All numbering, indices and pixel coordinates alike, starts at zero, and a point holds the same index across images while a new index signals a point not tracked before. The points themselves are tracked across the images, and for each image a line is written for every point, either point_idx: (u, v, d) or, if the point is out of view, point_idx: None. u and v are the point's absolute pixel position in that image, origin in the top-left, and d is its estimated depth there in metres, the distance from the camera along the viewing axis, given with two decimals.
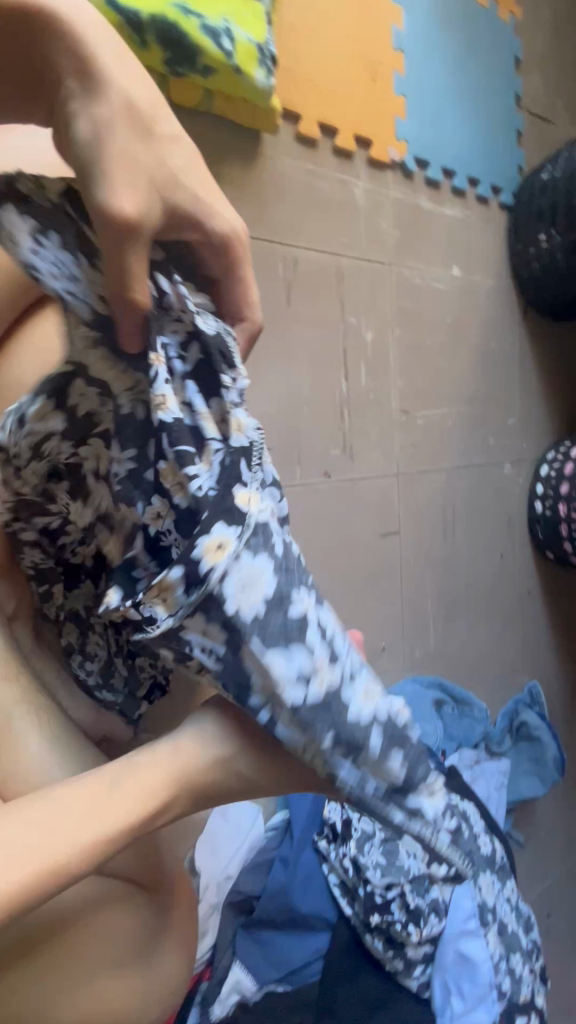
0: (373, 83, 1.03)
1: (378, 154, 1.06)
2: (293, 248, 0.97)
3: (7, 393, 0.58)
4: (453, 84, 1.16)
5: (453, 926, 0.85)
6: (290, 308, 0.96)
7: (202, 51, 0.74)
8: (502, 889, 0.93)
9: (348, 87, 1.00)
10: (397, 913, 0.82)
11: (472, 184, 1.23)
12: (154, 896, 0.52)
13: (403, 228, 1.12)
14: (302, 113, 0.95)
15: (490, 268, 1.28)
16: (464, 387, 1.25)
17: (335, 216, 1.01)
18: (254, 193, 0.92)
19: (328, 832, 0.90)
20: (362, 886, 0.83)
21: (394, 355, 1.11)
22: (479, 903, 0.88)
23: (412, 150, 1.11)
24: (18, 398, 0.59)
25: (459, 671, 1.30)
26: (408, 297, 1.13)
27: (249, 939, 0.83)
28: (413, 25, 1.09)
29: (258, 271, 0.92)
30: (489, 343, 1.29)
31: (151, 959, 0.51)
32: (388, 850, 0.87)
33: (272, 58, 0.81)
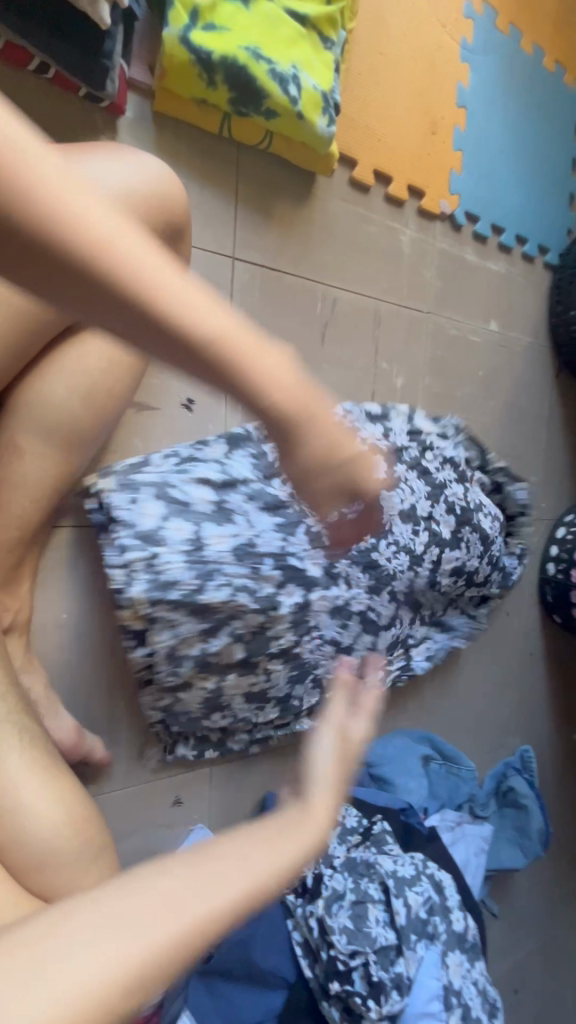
0: (433, 136, 1.04)
1: (430, 204, 1.06)
2: (334, 289, 0.97)
3: (36, 415, 0.62)
4: (511, 143, 1.17)
5: (415, 1005, 0.80)
6: (324, 347, 0.96)
7: (266, 95, 0.75)
8: (470, 970, 0.87)
9: (407, 138, 1.01)
10: (358, 984, 0.78)
11: (520, 241, 1.23)
12: None
13: (446, 279, 1.12)
14: (358, 159, 0.96)
15: (528, 325, 1.28)
16: (489, 440, 1.24)
17: (379, 261, 1.02)
18: (301, 231, 0.92)
19: (297, 885, 0.87)
20: (325, 949, 0.80)
21: (422, 403, 1.11)
22: (444, 983, 0.83)
23: (464, 204, 1.11)
24: (45, 419, 0.63)
25: (450, 727, 1.26)
26: (443, 347, 1.13)
27: (203, 987, 0.79)
28: (478, 83, 1.10)
29: (296, 308, 0.93)
30: (518, 399, 1.28)
31: None
32: (356, 915, 0.83)
33: (335, 108, 0.82)
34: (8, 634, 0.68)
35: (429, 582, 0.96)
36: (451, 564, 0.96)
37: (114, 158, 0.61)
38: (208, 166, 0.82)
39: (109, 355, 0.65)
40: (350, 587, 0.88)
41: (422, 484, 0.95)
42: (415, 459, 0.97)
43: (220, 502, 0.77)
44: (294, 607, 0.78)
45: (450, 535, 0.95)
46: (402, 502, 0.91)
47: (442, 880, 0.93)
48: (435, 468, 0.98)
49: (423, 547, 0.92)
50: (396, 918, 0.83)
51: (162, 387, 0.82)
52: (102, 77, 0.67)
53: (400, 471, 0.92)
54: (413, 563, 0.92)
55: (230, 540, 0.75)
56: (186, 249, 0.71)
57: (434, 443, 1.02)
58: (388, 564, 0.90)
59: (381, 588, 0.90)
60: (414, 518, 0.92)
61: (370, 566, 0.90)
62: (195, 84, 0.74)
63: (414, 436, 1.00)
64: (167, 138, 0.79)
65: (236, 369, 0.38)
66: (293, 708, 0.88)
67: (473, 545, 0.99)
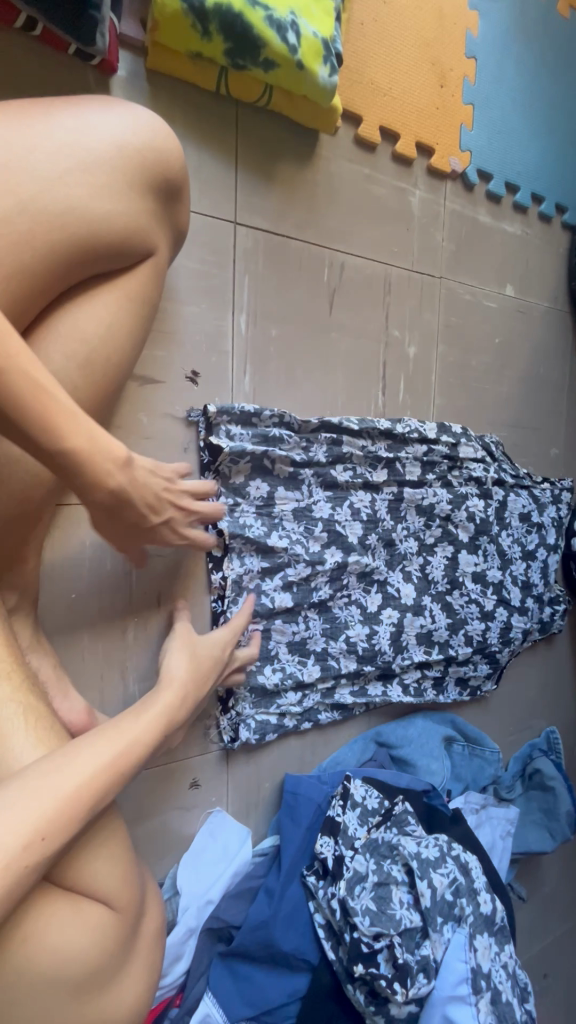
0: (441, 90, 0.99)
1: (440, 162, 1.01)
2: (341, 254, 0.93)
3: None
4: (524, 96, 1.11)
5: (442, 987, 0.77)
6: (333, 316, 0.93)
7: (264, 44, 0.71)
8: (499, 953, 0.84)
9: (413, 92, 0.96)
10: (383, 967, 0.76)
11: (536, 201, 1.18)
12: (127, 915, 0.55)
13: (458, 242, 1.07)
14: (363, 115, 0.91)
15: (546, 290, 1.22)
16: (507, 411, 1.19)
17: (388, 223, 0.97)
18: (306, 194, 0.89)
19: (318, 867, 0.85)
20: (348, 931, 0.78)
21: (437, 373, 1.07)
22: (473, 967, 0.79)
23: (476, 161, 1.06)
24: None
25: (472, 708, 1.23)
26: (457, 314, 1.08)
27: (224, 968, 0.78)
28: (488, 32, 1.04)
29: (303, 275, 0.89)
30: (537, 368, 1.23)
31: (110, 982, 0.53)
32: (379, 896, 0.82)
33: (338, 58, 0.78)
34: (14, 614, 0.66)
35: (451, 567, 1.05)
36: (469, 566, 1.07)
37: (103, 112, 0.59)
38: (205, 125, 0.79)
39: (107, 321, 0.63)
40: (380, 565, 0.96)
41: (445, 492, 1.03)
42: (444, 465, 1.03)
43: (297, 475, 0.87)
44: (335, 563, 0.90)
45: (467, 539, 1.06)
46: (424, 497, 1.00)
47: (468, 862, 0.89)
48: (460, 480, 1.05)
49: (439, 536, 1.03)
50: (421, 899, 0.81)
51: (165, 359, 0.80)
52: (91, 30, 0.64)
53: (429, 471, 1.01)
54: (428, 555, 1.02)
55: (293, 504, 0.87)
56: (185, 212, 0.69)
57: (468, 457, 1.06)
58: (410, 553, 0.99)
59: (409, 572, 0.99)
60: (431, 514, 1.02)
61: (396, 552, 0.98)
62: (188, 36, 0.70)
63: (454, 452, 1.04)
64: (161, 97, 0.75)
65: (47, 444, 0.50)
66: (332, 669, 0.92)
67: (493, 557, 1.10)
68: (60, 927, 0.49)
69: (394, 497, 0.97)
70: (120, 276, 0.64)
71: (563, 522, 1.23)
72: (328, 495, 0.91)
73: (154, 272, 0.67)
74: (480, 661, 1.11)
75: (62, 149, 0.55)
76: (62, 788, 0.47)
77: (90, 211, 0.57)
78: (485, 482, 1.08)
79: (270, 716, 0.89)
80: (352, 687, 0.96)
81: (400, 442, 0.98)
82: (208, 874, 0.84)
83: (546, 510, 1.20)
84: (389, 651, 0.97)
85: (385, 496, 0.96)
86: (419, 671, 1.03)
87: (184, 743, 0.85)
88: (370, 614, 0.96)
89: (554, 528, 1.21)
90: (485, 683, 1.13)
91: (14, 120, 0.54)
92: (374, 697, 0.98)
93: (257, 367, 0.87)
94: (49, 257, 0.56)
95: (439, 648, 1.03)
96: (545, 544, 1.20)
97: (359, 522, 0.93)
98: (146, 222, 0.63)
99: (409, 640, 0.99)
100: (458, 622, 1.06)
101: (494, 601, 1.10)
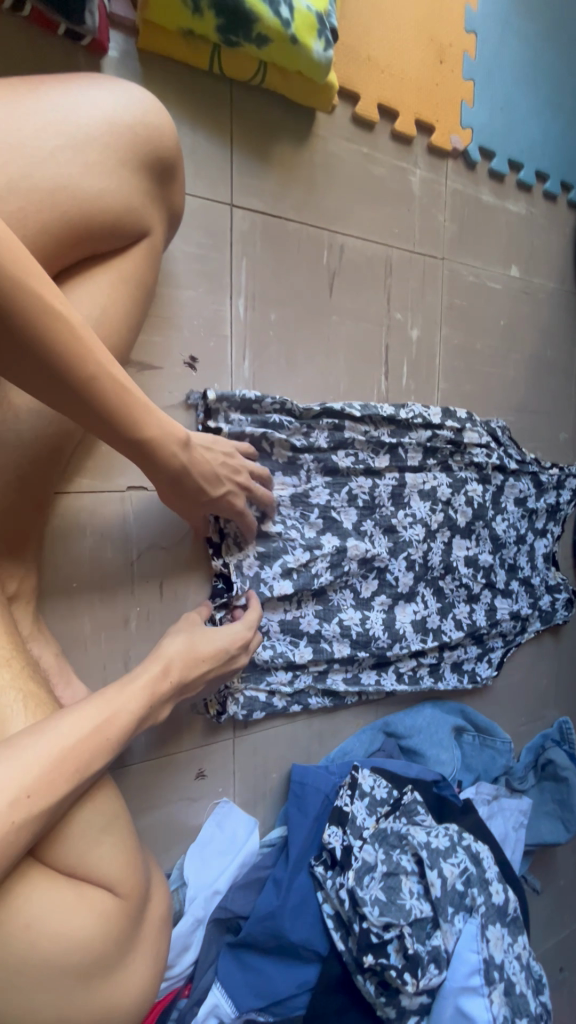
0: (440, 66, 0.97)
1: (440, 140, 0.99)
2: (341, 236, 0.91)
3: None
4: (527, 71, 1.08)
5: (453, 977, 0.76)
6: (333, 299, 0.91)
7: (256, 19, 0.70)
8: (512, 944, 0.82)
9: (412, 68, 0.94)
10: (393, 957, 0.75)
11: (540, 179, 1.15)
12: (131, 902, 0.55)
13: (461, 222, 1.05)
14: (361, 93, 0.89)
15: (552, 270, 1.19)
16: (514, 395, 1.17)
17: (388, 204, 0.96)
18: (304, 175, 0.87)
19: (326, 857, 0.84)
20: (357, 922, 0.77)
21: (441, 356, 1.05)
22: (485, 958, 0.77)
23: (477, 138, 1.04)
24: None
25: (482, 697, 1.21)
26: (460, 295, 1.06)
27: (232, 958, 0.77)
28: (488, 5, 1.02)
29: (301, 257, 0.88)
30: (544, 350, 1.20)
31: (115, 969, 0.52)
32: (389, 887, 0.80)
33: (332, 33, 0.76)
34: (15, 602, 0.66)
35: (450, 553, 1.02)
36: (462, 553, 1.04)
37: (92, 90, 0.58)
38: (200, 106, 0.78)
39: (102, 303, 0.62)
40: (379, 552, 0.94)
41: (445, 477, 1.01)
42: (447, 450, 1.01)
43: (294, 458, 0.86)
44: (333, 547, 0.88)
45: (464, 525, 1.04)
46: (423, 482, 0.98)
47: (479, 851, 0.88)
48: (460, 465, 1.03)
49: (438, 521, 1.01)
50: (430, 890, 0.80)
51: (163, 344, 0.79)
52: (80, 10, 0.64)
53: (429, 458, 0.99)
54: (428, 542, 0.99)
55: (288, 488, 0.85)
56: (180, 193, 0.68)
57: (472, 444, 1.04)
58: (410, 539, 0.97)
59: (408, 558, 0.97)
60: (433, 498, 1.00)
61: (396, 539, 0.95)
62: (178, 13, 0.69)
63: (458, 439, 1.03)
64: (154, 78, 0.74)
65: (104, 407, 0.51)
66: (325, 651, 0.90)
67: (486, 541, 1.08)
68: (62, 913, 0.49)
69: (397, 484, 0.95)
70: (114, 259, 0.64)
71: (561, 509, 1.21)
72: (326, 480, 0.89)
73: (150, 254, 0.66)
74: (470, 645, 1.09)
75: (51, 127, 0.55)
76: (62, 751, 0.47)
77: (81, 189, 0.56)
78: (486, 468, 1.07)
79: (260, 695, 0.85)
80: (345, 674, 0.94)
81: (402, 429, 0.96)
82: (215, 864, 0.83)
83: (544, 496, 1.18)
84: (382, 636, 0.95)
85: (387, 481, 0.95)
86: (416, 656, 1.00)
87: (189, 732, 0.85)
88: (363, 597, 0.94)
89: (548, 514, 1.19)
90: (480, 664, 1.11)
91: (1, 98, 0.54)
92: (367, 686, 0.96)
93: (257, 351, 0.86)
94: (40, 237, 0.55)
95: (433, 633, 1.01)
96: (535, 530, 1.18)
97: (354, 507, 0.91)
98: (140, 202, 0.62)
99: (402, 627, 0.97)
100: (447, 606, 1.03)
101: (486, 586, 1.08)
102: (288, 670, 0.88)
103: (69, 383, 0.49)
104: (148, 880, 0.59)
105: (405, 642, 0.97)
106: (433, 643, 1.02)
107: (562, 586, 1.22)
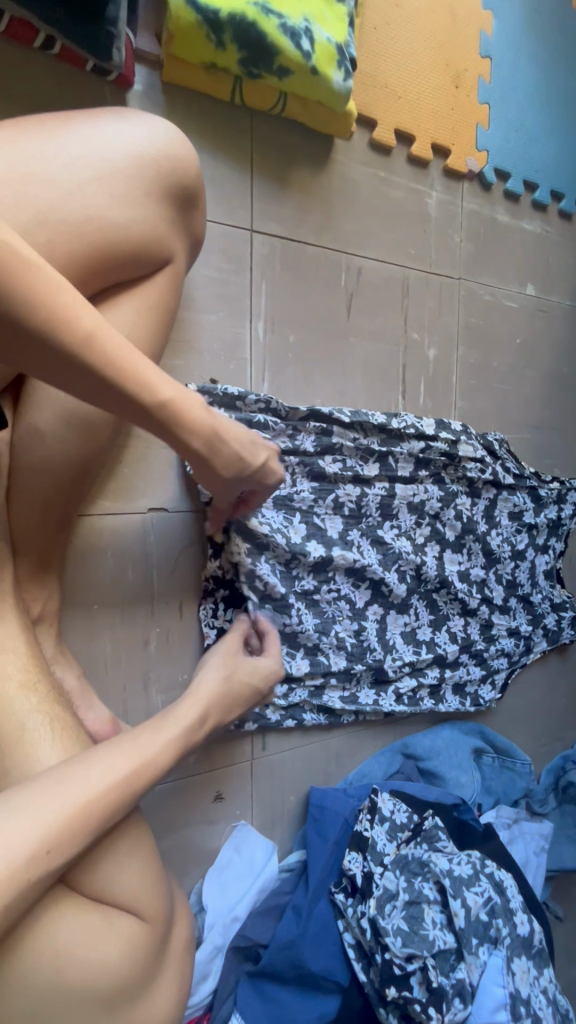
0: (456, 90, 0.98)
1: (456, 162, 1.00)
2: (358, 258, 0.92)
3: None
4: (541, 93, 1.09)
5: (479, 1013, 0.74)
6: (350, 320, 0.92)
7: (277, 51, 0.71)
8: (538, 978, 0.80)
9: (428, 93, 0.95)
10: (417, 990, 0.74)
11: (555, 198, 1.15)
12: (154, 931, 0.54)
13: (477, 241, 1.06)
14: (378, 119, 0.91)
15: (568, 288, 1.19)
16: (531, 412, 1.16)
17: (405, 225, 0.96)
18: (322, 198, 0.88)
19: (347, 884, 0.83)
20: (379, 952, 0.76)
21: (458, 374, 1.05)
22: (511, 992, 0.76)
23: (493, 160, 1.04)
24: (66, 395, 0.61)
25: (500, 717, 1.20)
26: (476, 314, 1.06)
27: (252, 989, 0.76)
28: (502, 31, 1.03)
29: (319, 279, 0.89)
30: (560, 367, 1.20)
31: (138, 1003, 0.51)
32: (412, 916, 0.78)
33: (352, 62, 0.77)
34: (38, 625, 0.66)
35: (442, 564, 1.00)
36: (454, 566, 1.02)
37: (121, 124, 0.60)
38: (221, 135, 0.79)
39: (127, 330, 0.63)
40: (367, 563, 0.91)
41: (436, 489, 0.99)
42: (441, 462, 0.99)
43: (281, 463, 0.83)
44: (319, 555, 0.86)
45: (454, 539, 1.02)
46: (410, 492, 0.96)
47: (502, 879, 0.86)
48: (454, 478, 1.01)
49: (429, 531, 0.99)
50: (454, 920, 0.78)
51: (183, 367, 0.80)
52: (108, 45, 0.65)
53: (418, 467, 0.96)
54: (418, 555, 0.97)
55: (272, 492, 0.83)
56: (202, 220, 0.69)
57: (467, 457, 1.02)
58: (400, 551, 0.94)
59: (399, 570, 0.94)
60: (422, 511, 0.97)
61: (385, 549, 0.93)
62: (202, 47, 0.71)
63: (452, 451, 1.00)
64: (177, 108, 0.76)
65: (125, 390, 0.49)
66: (321, 664, 0.89)
67: (478, 554, 1.05)
68: (87, 944, 0.48)
69: (386, 494, 0.93)
70: (139, 285, 0.64)
71: (563, 523, 1.17)
72: (312, 486, 0.87)
73: (174, 280, 0.67)
74: (473, 664, 1.06)
75: (82, 161, 0.56)
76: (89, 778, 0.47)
77: (109, 221, 0.57)
78: (478, 479, 1.03)
79: None
80: (342, 691, 0.92)
81: (395, 438, 0.94)
82: (234, 890, 0.82)
83: (544, 510, 1.14)
84: (375, 649, 0.94)
85: (376, 491, 0.92)
86: (411, 670, 0.98)
87: (207, 754, 0.84)
88: (357, 609, 0.92)
89: (550, 528, 1.15)
90: (483, 688, 1.08)
91: (35, 135, 0.55)
92: (365, 705, 0.93)
93: (276, 372, 0.86)
94: (70, 268, 0.56)
95: (426, 644, 0.99)
96: (536, 546, 1.14)
97: (340, 516, 0.89)
98: (164, 231, 0.63)
99: (393, 639, 0.96)
100: (441, 618, 1.01)
101: (482, 601, 1.06)
102: (282, 683, 0.87)
103: (83, 363, 0.46)
104: (170, 909, 0.58)
105: (397, 654, 0.96)
106: (429, 658, 0.99)
107: (567, 602, 1.19)
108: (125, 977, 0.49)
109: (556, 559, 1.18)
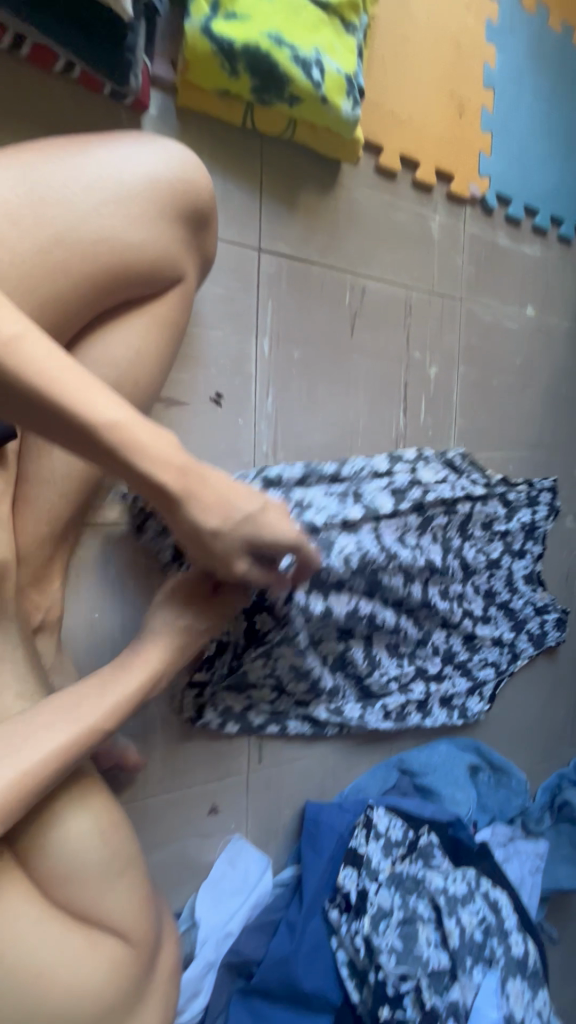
0: (460, 119, 1.02)
1: (459, 188, 1.03)
2: (362, 278, 0.94)
3: None
4: (542, 123, 1.12)
5: None
6: (354, 338, 0.94)
7: (289, 80, 0.74)
8: (532, 1001, 0.80)
9: (432, 121, 0.98)
10: (410, 1010, 0.74)
11: (555, 223, 1.18)
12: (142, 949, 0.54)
13: (478, 264, 1.08)
14: (384, 145, 0.93)
15: (567, 310, 1.22)
16: (530, 431, 1.18)
17: (408, 247, 0.99)
18: (328, 220, 0.90)
19: (340, 901, 0.81)
20: (373, 972, 0.76)
21: (458, 393, 1.07)
22: (505, 1014, 0.76)
23: (494, 186, 1.07)
24: None
25: (496, 734, 1.20)
26: (477, 334, 1.08)
27: (242, 1007, 0.76)
28: (505, 64, 1.07)
29: (324, 298, 0.91)
30: (559, 388, 1.22)
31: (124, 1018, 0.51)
32: (405, 935, 0.79)
33: (360, 91, 0.80)
34: (39, 633, 0.67)
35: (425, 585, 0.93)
36: (437, 588, 0.97)
37: (135, 148, 0.62)
38: (232, 157, 0.81)
39: (138, 346, 0.65)
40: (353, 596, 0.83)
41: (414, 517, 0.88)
42: (417, 495, 0.88)
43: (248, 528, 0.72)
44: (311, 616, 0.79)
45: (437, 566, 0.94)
46: (397, 523, 0.85)
47: (497, 899, 0.86)
48: (430, 505, 0.90)
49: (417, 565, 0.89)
50: (448, 939, 0.79)
51: (189, 381, 0.81)
52: (125, 72, 0.67)
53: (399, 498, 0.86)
54: (404, 582, 0.89)
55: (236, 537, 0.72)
56: (213, 240, 0.71)
57: (435, 482, 0.91)
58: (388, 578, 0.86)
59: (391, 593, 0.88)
60: (406, 545, 0.87)
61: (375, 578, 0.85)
62: (216, 74, 0.73)
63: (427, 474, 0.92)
64: (189, 132, 0.78)
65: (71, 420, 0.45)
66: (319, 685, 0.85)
67: (456, 571, 0.99)
68: (74, 959, 0.49)
69: (375, 537, 0.82)
70: (150, 302, 0.66)
71: (539, 526, 1.11)
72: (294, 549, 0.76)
73: (183, 297, 0.68)
74: (458, 677, 1.04)
75: (96, 183, 0.58)
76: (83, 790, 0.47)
77: (121, 240, 0.59)
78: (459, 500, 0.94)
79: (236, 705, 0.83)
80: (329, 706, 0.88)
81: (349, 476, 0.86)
82: (226, 905, 0.82)
83: (517, 514, 1.07)
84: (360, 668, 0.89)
85: (365, 533, 0.82)
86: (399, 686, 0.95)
87: (203, 766, 0.84)
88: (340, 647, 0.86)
89: (525, 531, 1.09)
90: (470, 700, 1.08)
91: (52, 158, 0.57)
92: (351, 718, 0.90)
93: (280, 387, 0.88)
94: (82, 285, 0.58)
95: (408, 657, 0.95)
96: (511, 552, 1.08)
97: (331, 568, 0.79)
98: (175, 250, 0.64)
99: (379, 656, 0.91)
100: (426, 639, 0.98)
101: (464, 617, 1.02)
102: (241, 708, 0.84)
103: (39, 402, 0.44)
104: (159, 926, 0.59)
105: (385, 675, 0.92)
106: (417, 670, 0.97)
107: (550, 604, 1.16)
108: (111, 992, 0.50)
109: (535, 560, 1.13)
